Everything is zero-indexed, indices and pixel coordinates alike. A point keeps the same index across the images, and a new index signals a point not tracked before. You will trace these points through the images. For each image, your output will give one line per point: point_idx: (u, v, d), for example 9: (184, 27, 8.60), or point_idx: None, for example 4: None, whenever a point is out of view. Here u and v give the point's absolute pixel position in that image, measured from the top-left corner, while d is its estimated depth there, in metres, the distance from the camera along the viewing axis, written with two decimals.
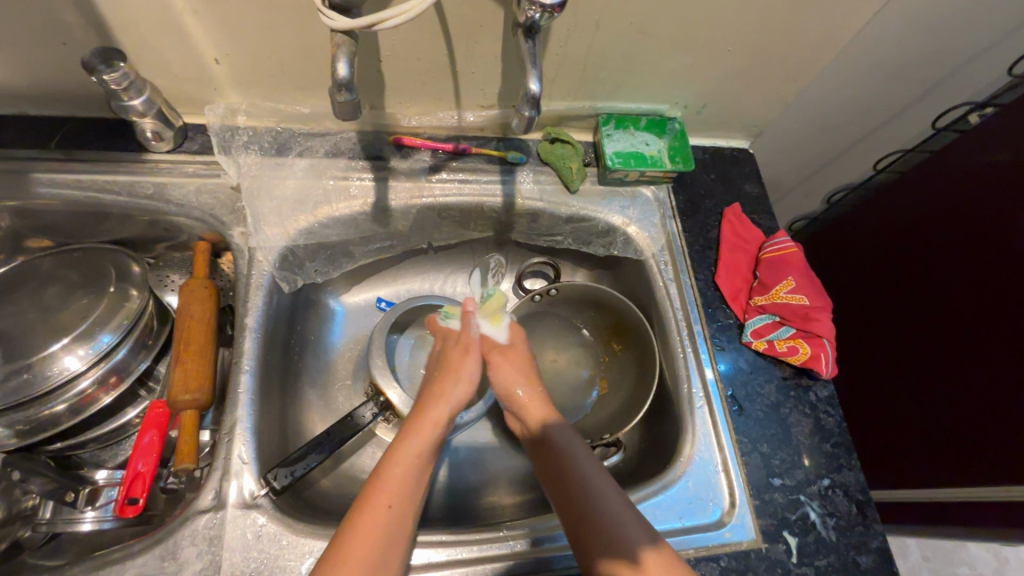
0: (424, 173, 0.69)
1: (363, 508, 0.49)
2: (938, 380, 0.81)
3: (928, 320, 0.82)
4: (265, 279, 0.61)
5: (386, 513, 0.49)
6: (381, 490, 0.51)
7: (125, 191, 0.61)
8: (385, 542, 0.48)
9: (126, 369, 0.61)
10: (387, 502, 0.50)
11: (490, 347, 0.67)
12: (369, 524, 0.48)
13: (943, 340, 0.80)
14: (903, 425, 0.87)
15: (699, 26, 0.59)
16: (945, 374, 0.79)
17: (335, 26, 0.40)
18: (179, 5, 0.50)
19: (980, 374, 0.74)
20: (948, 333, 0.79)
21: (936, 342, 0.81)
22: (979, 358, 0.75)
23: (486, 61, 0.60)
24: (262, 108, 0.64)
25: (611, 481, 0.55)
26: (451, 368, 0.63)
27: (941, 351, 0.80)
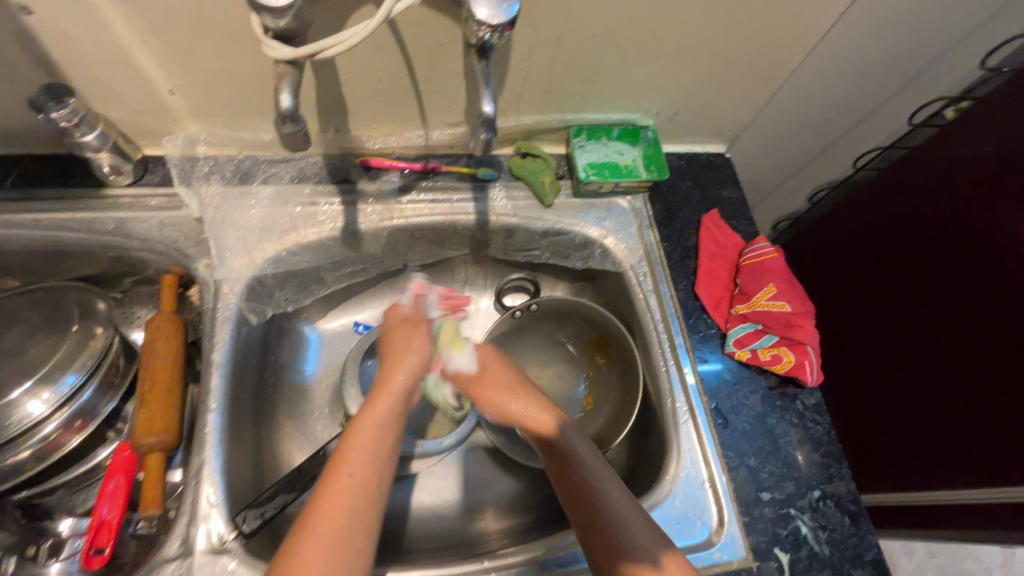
0: (393, 195, 0.67)
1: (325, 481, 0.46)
2: (927, 379, 0.79)
3: (916, 318, 0.81)
4: (232, 312, 0.60)
5: (349, 483, 0.46)
6: (343, 462, 0.48)
7: (85, 228, 0.60)
8: (349, 514, 0.45)
9: (92, 412, 0.60)
10: (349, 472, 0.47)
11: (466, 380, 0.65)
12: (334, 498, 0.45)
13: (931, 338, 0.79)
14: (893, 426, 0.85)
15: (664, 34, 0.58)
16: (934, 373, 0.78)
17: (277, 56, 0.38)
18: (125, 36, 0.49)
19: (971, 372, 0.73)
20: (936, 331, 0.78)
21: (925, 341, 0.80)
22: (969, 356, 0.73)
23: (448, 79, 0.59)
24: (224, 136, 0.63)
25: (618, 479, 0.54)
26: (401, 342, 0.61)
27: (929, 350, 0.79)
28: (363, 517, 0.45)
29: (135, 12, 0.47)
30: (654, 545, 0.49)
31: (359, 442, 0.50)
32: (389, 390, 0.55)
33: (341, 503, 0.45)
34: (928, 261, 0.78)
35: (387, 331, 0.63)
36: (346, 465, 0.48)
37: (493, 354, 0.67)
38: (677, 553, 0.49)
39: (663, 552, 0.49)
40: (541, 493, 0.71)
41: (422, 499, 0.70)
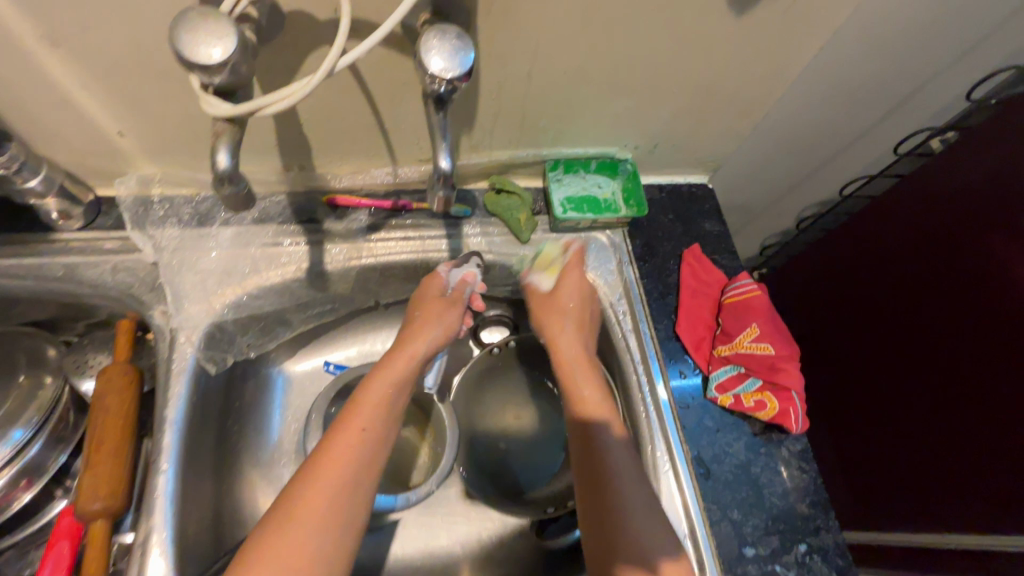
0: (362, 234, 0.64)
1: (332, 441, 0.49)
2: (925, 413, 0.77)
3: (910, 351, 0.79)
4: (187, 363, 0.56)
5: (357, 445, 0.49)
6: (352, 424, 0.50)
7: (32, 275, 0.57)
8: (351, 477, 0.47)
9: (39, 468, 0.56)
10: (360, 432, 0.49)
11: (539, 297, 0.65)
12: (337, 458, 0.48)
13: (926, 372, 0.77)
14: (892, 461, 0.84)
15: (639, 70, 0.56)
16: (932, 408, 0.76)
17: (216, 113, 0.36)
18: (65, 80, 0.46)
19: (968, 409, 0.71)
20: (932, 366, 0.76)
21: (921, 374, 0.77)
22: (968, 392, 0.71)
23: (415, 117, 0.57)
24: (181, 177, 0.60)
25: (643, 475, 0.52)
26: (431, 314, 0.60)
27: (926, 383, 0.77)
28: (360, 485, 0.48)
29: (73, 56, 0.44)
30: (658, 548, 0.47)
31: (366, 409, 0.51)
32: (408, 355, 0.56)
33: (343, 468, 0.47)
34: (920, 296, 0.76)
35: (421, 302, 0.62)
36: (357, 423, 0.50)
37: (575, 281, 0.65)
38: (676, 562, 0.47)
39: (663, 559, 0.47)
40: (520, 540, 0.68)
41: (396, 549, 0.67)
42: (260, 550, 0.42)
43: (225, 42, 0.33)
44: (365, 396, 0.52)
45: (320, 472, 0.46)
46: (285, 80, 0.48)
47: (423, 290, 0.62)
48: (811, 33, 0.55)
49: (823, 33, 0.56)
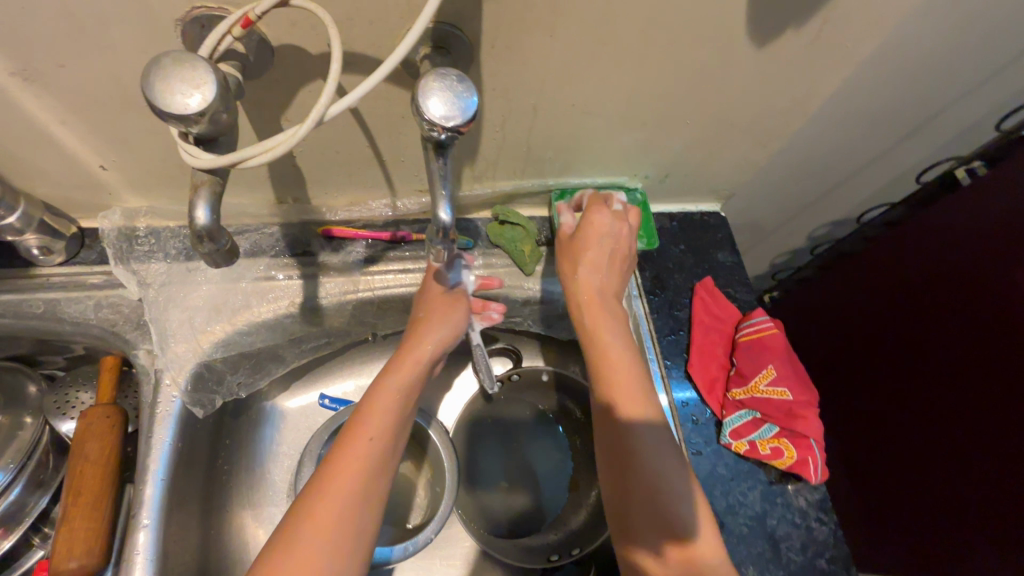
0: (358, 267, 0.61)
1: (340, 448, 0.47)
2: (949, 453, 0.75)
3: (934, 387, 0.76)
4: (173, 407, 0.54)
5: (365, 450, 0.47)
6: (361, 430, 0.48)
7: (10, 312, 0.54)
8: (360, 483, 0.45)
9: (16, 514, 0.53)
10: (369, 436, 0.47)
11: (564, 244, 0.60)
12: (345, 467, 0.46)
13: (952, 409, 0.74)
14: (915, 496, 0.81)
15: (651, 102, 0.53)
16: (957, 449, 0.74)
17: (196, 164, 0.33)
18: (42, 117, 0.44)
19: (991, 451, 0.69)
20: (958, 404, 0.73)
21: (946, 412, 0.75)
22: (994, 434, 0.69)
23: (415, 149, 0.54)
24: (168, 209, 0.57)
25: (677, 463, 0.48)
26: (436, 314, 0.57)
27: (951, 422, 0.75)
28: (368, 499, 0.45)
29: (49, 93, 0.42)
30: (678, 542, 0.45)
31: (378, 417, 0.49)
32: (414, 359, 0.53)
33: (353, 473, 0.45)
34: (954, 331, 0.73)
35: (424, 298, 0.58)
36: (366, 432, 0.48)
37: (605, 227, 0.59)
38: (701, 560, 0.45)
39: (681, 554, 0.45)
40: None
41: None
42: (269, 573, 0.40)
43: (203, 89, 0.30)
44: (375, 400, 0.50)
45: (333, 487, 0.44)
46: (277, 117, 0.45)
47: (424, 286, 0.58)
48: (833, 66, 0.52)
49: (846, 65, 0.53)
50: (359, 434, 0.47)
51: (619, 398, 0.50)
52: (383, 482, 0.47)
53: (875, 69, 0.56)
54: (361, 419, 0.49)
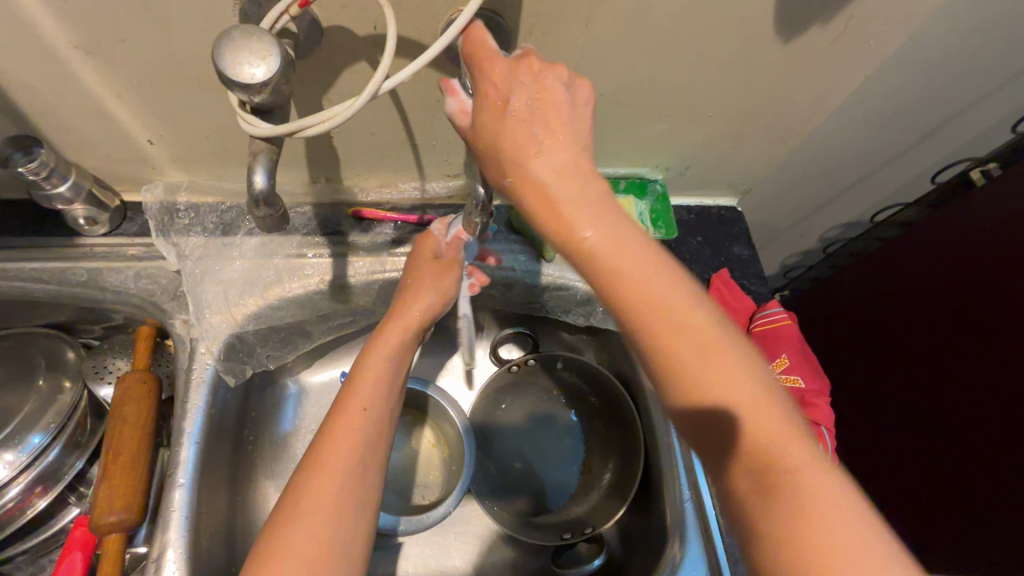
0: (386, 247, 0.63)
1: (337, 415, 0.48)
2: (956, 448, 0.77)
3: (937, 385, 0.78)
4: (208, 374, 0.56)
5: (362, 416, 0.48)
6: (355, 396, 0.50)
7: (56, 279, 0.56)
8: (362, 446, 0.47)
9: (55, 475, 0.55)
10: (362, 405, 0.49)
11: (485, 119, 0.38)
12: (344, 432, 0.47)
13: (957, 407, 0.76)
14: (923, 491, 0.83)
15: (677, 94, 0.55)
16: (963, 445, 0.75)
17: (255, 132, 0.35)
18: (99, 90, 0.46)
19: (1001, 445, 0.71)
20: (963, 402, 0.75)
21: (952, 410, 0.77)
22: (1000, 431, 0.71)
23: (447, 133, 0.56)
24: (207, 185, 0.60)
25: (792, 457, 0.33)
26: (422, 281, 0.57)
27: (957, 418, 0.76)
28: (367, 465, 0.47)
29: (107, 66, 0.44)
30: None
31: (369, 387, 0.50)
32: (403, 324, 0.55)
33: (353, 438, 0.47)
34: (958, 329, 0.75)
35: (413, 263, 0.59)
36: (358, 401, 0.49)
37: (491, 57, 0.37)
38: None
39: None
40: (534, 562, 0.66)
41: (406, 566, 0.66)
42: (275, 540, 0.41)
43: (268, 61, 0.32)
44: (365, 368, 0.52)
45: (331, 454, 0.46)
46: (320, 97, 0.48)
47: (419, 248, 0.59)
48: (856, 63, 0.54)
49: (867, 63, 0.55)
50: (352, 402, 0.49)
51: (708, 386, 0.35)
52: (381, 447, 0.49)
53: (895, 69, 0.57)
54: (352, 388, 0.50)
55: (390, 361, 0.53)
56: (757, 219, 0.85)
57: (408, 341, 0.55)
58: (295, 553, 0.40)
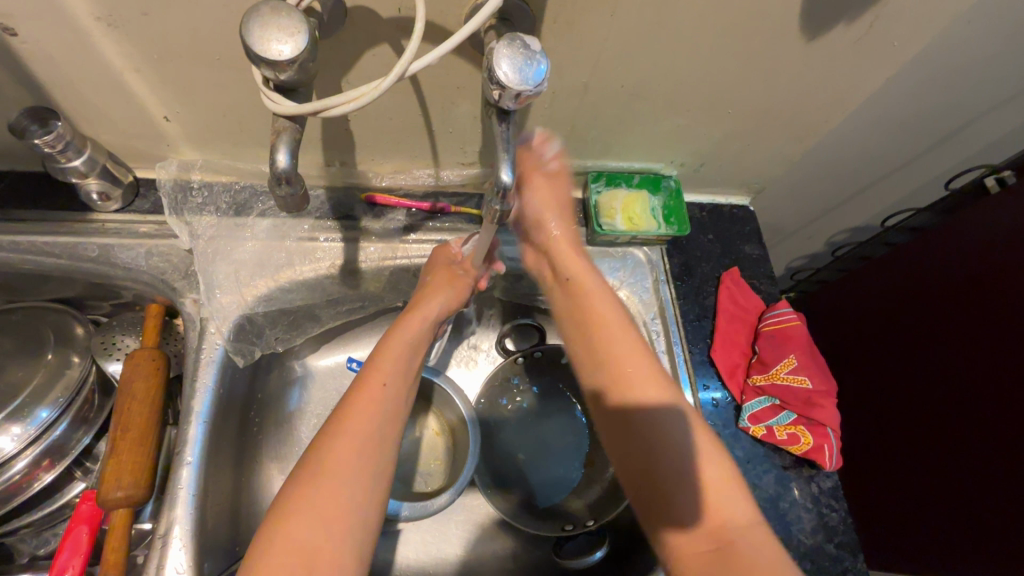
0: (398, 234, 0.63)
1: (359, 387, 0.50)
2: (940, 453, 0.76)
3: (929, 389, 0.78)
4: (217, 353, 0.56)
5: (382, 389, 0.50)
6: (378, 370, 0.51)
7: (67, 254, 0.56)
8: (380, 419, 0.48)
9: (61, 449, 0.55)
10: (383, 380, 0.50)
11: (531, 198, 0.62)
12: (365, 404, 0.48)
13: (945, 411, 0.76)
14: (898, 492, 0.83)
15: (697, 89, 0.55)
16: (948, 449, 0.75)
17: (278, 110, 0.35)
18: (118, 63, 0.46)
19: (978, 445, 0.71)
20: (952, 406, 0.75)
21: (937, 412, 0.77)
22: (984, 435, 0.71)
23: (464, 121, 0.55)
24: (220, 165, 0.60)
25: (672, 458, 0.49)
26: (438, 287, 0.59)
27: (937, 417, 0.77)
28: (382, 439, 0.48)
29: (128, 40, 0.43)
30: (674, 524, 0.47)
31: (387, 364, 0.52)
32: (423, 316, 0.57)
33: (371, 410, 0.48)
34: (953, 329, 0.76)
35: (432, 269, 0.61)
36: (378, 377, 0.50)
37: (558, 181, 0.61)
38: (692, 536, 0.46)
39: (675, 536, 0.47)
40: (534, 553, 0.67)
41: (407, 553, 0.66)
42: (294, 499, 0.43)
43: (296, 38, 0.32)
44: (384, 351, 0.53)
45: (353, 422, 0.47)
46: (339, 78, 0.47)
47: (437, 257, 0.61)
48: (877, 64, 0.54)
49: (889, 65, 0.54)
50: (373, 376, 0.50)
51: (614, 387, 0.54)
52: (397, 421, 0.50)
53: (916, 72, 0.57)
54: (373, 365, 0.52)
55: (406, 350, 0.54)
56: (769, 219, 0.85)
57: (424, 335, 0.57)
58: (308, 515, 0.42)
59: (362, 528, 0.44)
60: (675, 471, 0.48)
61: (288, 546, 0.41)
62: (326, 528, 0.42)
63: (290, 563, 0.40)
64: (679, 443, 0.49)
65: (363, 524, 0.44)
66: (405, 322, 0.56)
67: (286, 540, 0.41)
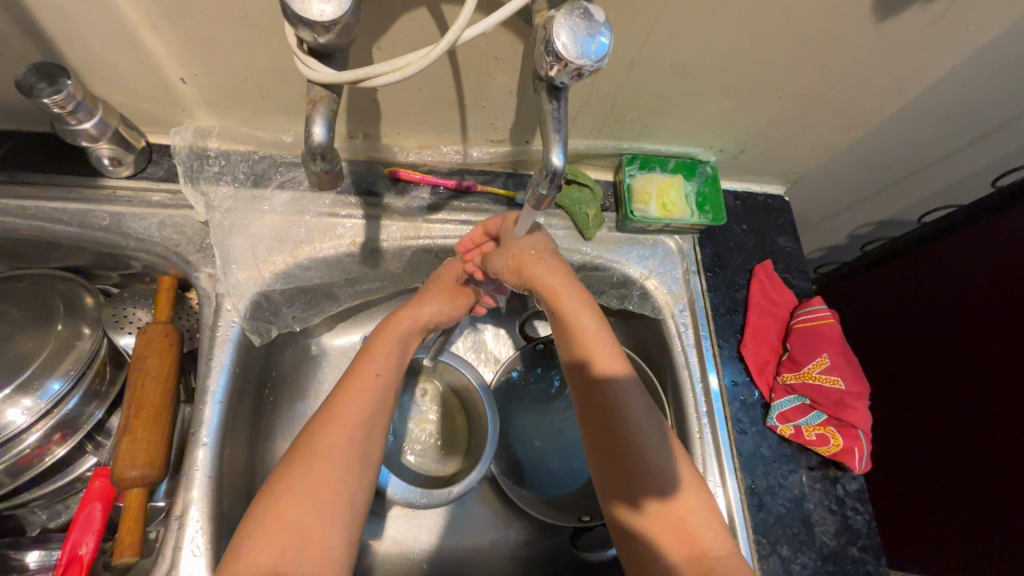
0: (422, 213, 0.60)
1: (352, 373, 0.49)
2: (962, 453, 0.76)
3: (953, 387, 0.78)
4: (233, 331, 0.54)
5: (374, 380, 0.48)
6: (371, 360, 0.50)
7: (77, 221, 0.53)
8: (372, 406, 0.47)
9: (73, 423, 0.53)
10: (375, 371, 0.49)
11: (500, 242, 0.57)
12: (356, 390, 0.47)
13: (970, 411, 0.76)
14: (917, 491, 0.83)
15: (750, 70, 0.51)
16: (971, 450, 0.75)
17: (314, 78, 0.34)
18: (133, 18, 0.42)
19: (1006, 448, 0.70)
20: (976, 408, 0.75)
21: (965, 413, 0.76)
22: (1006, 439, 0.70)
23: (499, 96, 0.52)
24: (238, 132, 0.57)
25: (650, 435, 0.48)
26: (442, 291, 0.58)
27: (964, 417, 0.76)
28: (375, 425, 0.47)
29: None
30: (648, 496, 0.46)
31: (380, 357, 0.51)
32: (416, 317, 0.55)
33: (365, 397, 0.47)
34: (984, 330, 0.74)
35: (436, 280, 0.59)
36: (371, 367, 0.49)
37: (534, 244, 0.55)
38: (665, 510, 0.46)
39: (648, 504, 0.46)
40: (550, 541, 0.67)
41: (423, 537, 0.65)
42: (292, 475, 0.42)
43: None
44: (377, 345, 0.51)
45: (346, 409, 0.45)
46: (370, 44, 0.44)
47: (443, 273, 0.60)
48: (944, 50, 0.50)
49: (956, 53, 0.51)
50: (365, 367, 0.49)
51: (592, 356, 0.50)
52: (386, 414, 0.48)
53: (982, 61, 0.53)
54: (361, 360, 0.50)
55: (398, 351, 0.52)
56: (801, 211, 0.81)
57: (412, 340, 0.55)
58: (307, 494, 0.41)
59: (349, 517, 0.42)
60: (647, 454, 0.47)
61: (277, 523, 0.39)
62: (313, 512, 0.40)
63: (271, 544, 0.38)
64: (648, 435, 0.48)
65: (348, 512, 0.42)
66: (392, 326, 0.54)
67: (272, 520, 0.39)
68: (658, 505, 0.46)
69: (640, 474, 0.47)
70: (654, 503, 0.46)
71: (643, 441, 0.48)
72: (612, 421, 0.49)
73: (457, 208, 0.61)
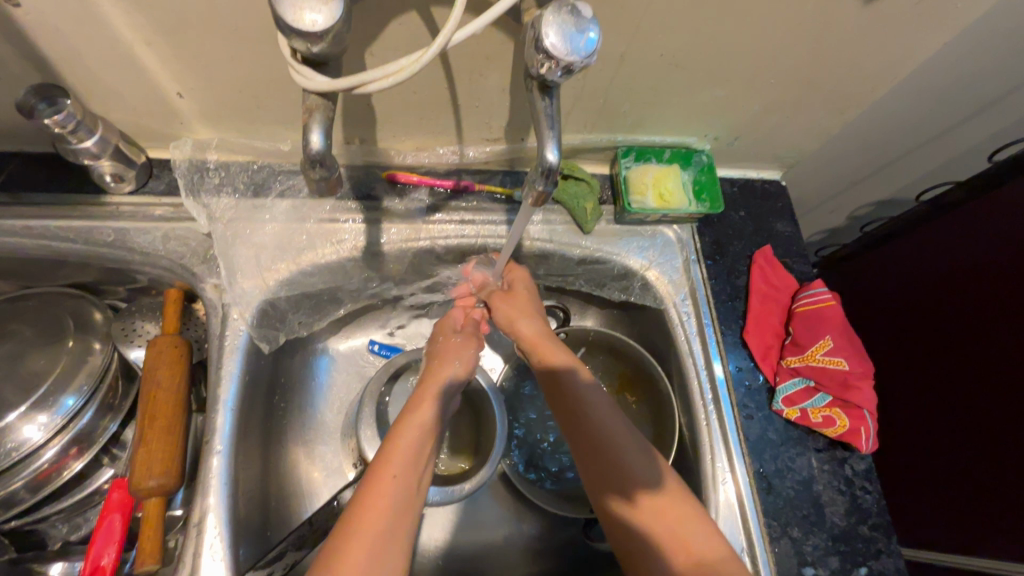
0: (421, 215, 0.61)
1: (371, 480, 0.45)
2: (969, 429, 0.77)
3: (961, 364, 0.78)
4: (241, 339, 0.54)
5: (395, 482, 0.45)
6: (389, 459, 0.47)
7: (82, 238, 0.54)
8: (394, 508, 0.44)
9: (89, 437, 0.54)
10: (394, 470, 0.46)
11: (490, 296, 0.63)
12: (381, 496, 0.44)
13: (977, 387, 0.76)
14: (930, 467, 0.83)
15: (740, 57, 0.51)
16: (978, 427, 0.75)
17: (309, 87, 0.35)
18: (128, 36, 0.43)
19: (1018, 421, 0.70)
20: (980, 383, 0.75)
21: (969, 389, 0.77)
22: (1011, 413, 0.71)
23: (492, 96, 0.52)
24: (236, 144, 0.57)
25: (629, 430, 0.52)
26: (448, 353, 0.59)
27: (972, 392, 0.76)
28: (401, 527, 0.44)
29: (139, 10, 0.40)
30: (639, 485, 0.49)
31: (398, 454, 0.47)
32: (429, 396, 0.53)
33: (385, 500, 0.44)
34: (992, 305, 0.73)
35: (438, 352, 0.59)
36: (388, 467, 0.46)
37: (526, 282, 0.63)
38: (660, 495, 0.48)
39: (642, 495, 0.48)
40: (563, 533, 0.67)
41: (439, 535, 0.66)
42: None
43: (330, 7, 0.31)
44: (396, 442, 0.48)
45: (371, 514, 0.43)
46: (362, 50, 0.44)
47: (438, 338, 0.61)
48: (933, 28, 0.50)
49: (945, 30, 0.51)
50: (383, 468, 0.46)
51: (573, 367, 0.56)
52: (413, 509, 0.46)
53: (973, 39, 0.53)
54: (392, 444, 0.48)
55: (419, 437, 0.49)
56: (799, 195, 0.82)
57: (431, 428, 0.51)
58: None
59: None
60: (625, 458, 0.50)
61: None
62: None
63: None
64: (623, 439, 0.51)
65: None
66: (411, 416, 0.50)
67: None
68: (650, 498, 0.48)
69: (622, 480, 0.49)
70: (649, 496, 0.48)
71: (619, 445, 0.51)
72: (597, 442, 0.51)
73: (450, 213, 0.61)
